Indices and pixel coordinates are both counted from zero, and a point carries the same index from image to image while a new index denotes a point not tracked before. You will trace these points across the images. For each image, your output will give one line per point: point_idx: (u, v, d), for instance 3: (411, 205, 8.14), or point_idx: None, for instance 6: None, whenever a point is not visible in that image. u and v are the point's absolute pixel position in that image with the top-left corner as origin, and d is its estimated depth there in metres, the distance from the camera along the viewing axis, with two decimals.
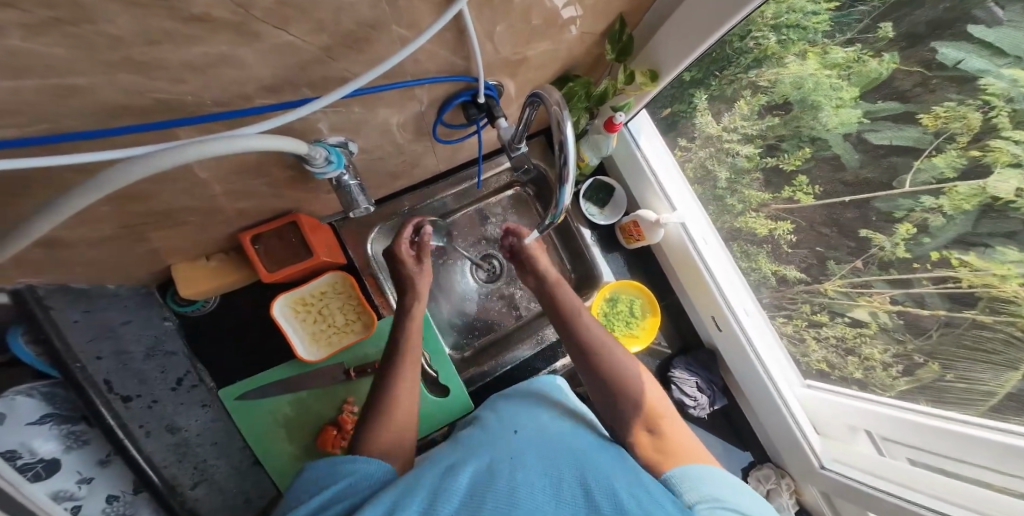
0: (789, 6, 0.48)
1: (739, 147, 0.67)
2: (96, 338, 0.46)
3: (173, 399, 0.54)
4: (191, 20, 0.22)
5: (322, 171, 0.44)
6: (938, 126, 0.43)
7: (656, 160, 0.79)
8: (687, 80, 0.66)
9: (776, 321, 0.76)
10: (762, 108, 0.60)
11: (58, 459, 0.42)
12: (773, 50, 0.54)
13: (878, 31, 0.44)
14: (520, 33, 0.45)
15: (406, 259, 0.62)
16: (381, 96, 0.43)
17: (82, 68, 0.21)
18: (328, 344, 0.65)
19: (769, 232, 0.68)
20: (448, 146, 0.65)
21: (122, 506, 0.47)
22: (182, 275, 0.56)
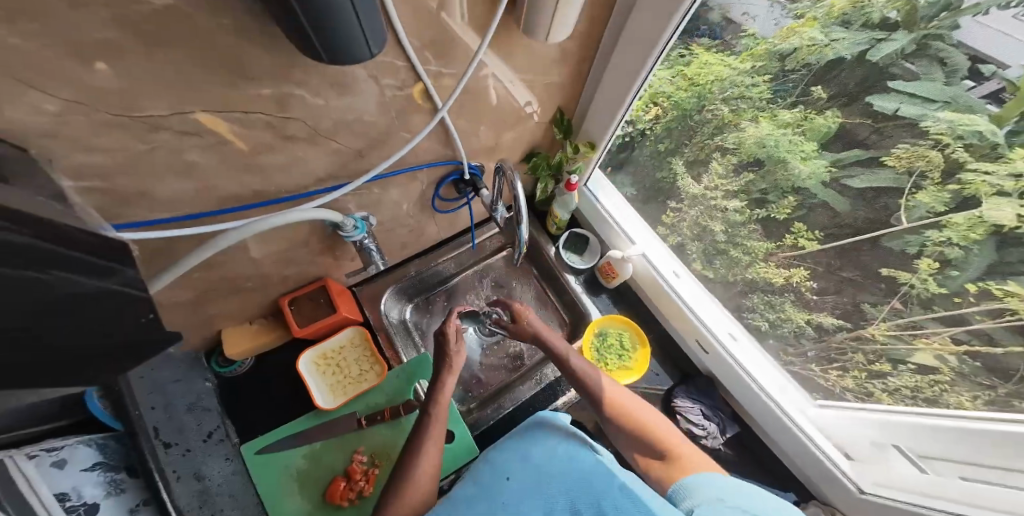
0: (732, 83, 0.62)
1: (726, 202, 0.74)
2: (153, 392, 0.58)
3: (203, 450, 0.60)
4: (275, 135, 0.42)
5: (350, 236, 0.58)
6: (906, 165, 0.48)
7: (616, 210, 0.90)
8: (664, 150, 0.78)
9: (830, 374, 0.73)
10: (735, 167, 0.69)
11: (98, 503, 0.46)
12: (728, 118, 0.66)
13: (813, 93, 0.54)
14: (491, 127, 0.63)
15: (451, 336, 0.66)
16: (391, 180, 0.59)
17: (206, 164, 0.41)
18: (344, 395, 0.70)
19: (788, 282, 0.71)
20: (445, 216, 0.80)
21: None
22: (229, 337, 0.67)
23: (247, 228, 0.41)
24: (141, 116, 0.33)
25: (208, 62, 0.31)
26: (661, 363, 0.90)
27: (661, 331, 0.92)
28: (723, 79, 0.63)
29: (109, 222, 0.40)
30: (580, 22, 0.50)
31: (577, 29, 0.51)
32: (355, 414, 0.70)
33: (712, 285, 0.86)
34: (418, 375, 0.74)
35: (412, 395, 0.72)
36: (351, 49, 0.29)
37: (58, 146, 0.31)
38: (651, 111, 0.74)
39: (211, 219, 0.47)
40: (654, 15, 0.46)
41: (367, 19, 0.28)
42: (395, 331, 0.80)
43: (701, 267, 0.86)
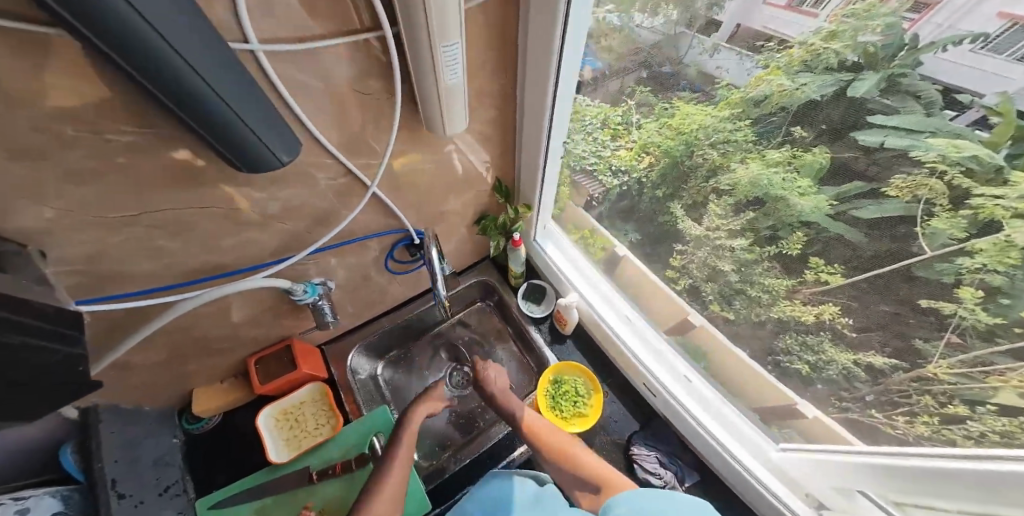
0: (715, 128, 0.54)
1: (731, 241, 0.62)
2: (122, 446, 0.60)
3: (156, 504, 0.61)
4: (231, 223, 0.52)
5: (301, 298, 0.67)
6: (909, 195, 0.39)
7: (565, 261, 0.95)
8: (661, 195, 0.71)
9: (897, 421, 0.56)
10: (733, 208, 0.59)
11: None
12: (720, 161, 0.57)
13: (795, 134, 0.45)
14: (433, 197, 0.73)
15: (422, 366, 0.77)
16: (342, 249, 0.69)
17: (180, 248, 0.51)
18: (299, 448, 0.73)
19: (819, 319, 0.57)
20: (407, 275, 0.87)
21: None
22: (198, 396, 0.73)
23: (196, 298, 0.49)
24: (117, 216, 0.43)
25: (171, 177, 0.42)
26: (620, 410, 0.90)
27: (622, 379, 0.93)
28: (707, 126, 0.55)
29: (72, 298, 0.48)
30: (491, 110, 0.62)
31: (491, 117, 0.63)
32: (307, 467, 0.71)
33: (737, 326, 0.73)
34: (376, 428, 0.76)
35: (367, 448, 0.73)
36: (260, 156, 0.40)
37: (51, 241, 0.41)
38: (644, 159, 0.69)
39: (173, 291, 0.55)
40: (537, 89, 0.56)
41: (264, 133, 0.38)
42: (361, 387, 0.85)
43: (719, 308, 0.74)
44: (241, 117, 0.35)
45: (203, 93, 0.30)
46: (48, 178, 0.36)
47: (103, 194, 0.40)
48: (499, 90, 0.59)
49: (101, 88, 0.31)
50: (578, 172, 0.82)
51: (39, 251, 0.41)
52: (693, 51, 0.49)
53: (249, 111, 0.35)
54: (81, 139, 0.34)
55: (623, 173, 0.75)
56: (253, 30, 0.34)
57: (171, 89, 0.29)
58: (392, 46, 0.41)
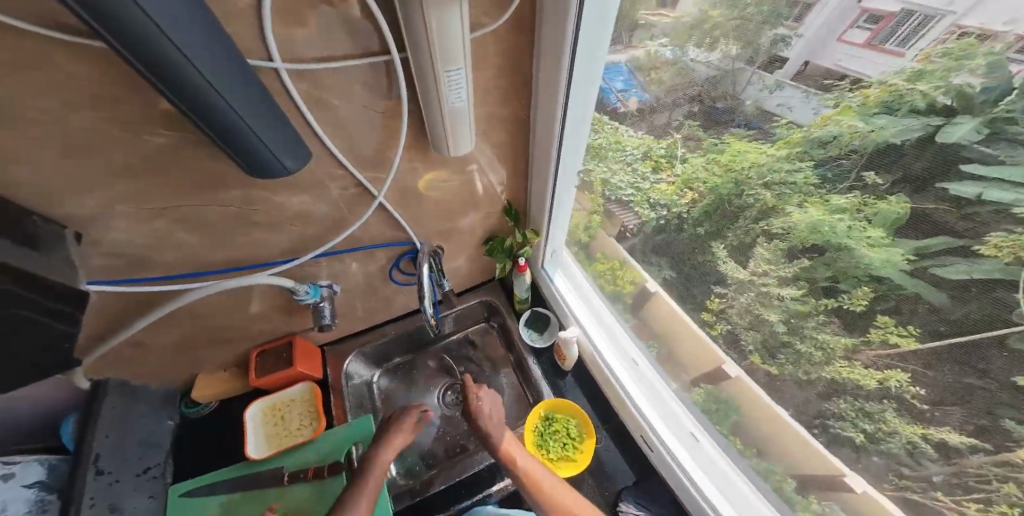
0: (770, 167, 0.43)
1: (779, 289, 0.49)
2: (114, 424, 0.64)
3: (132, 482, 0.64)
4: (241, 225, 0.55)
5: (303, 299, 0.68)
6: (1009, 255, 0.27)
7: (571, 294, 0.92)
8: (704, 232, 0.58)
9: (968, 508, 0.40)
10: (788, 254, 0.46)
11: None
12: (773, 204, 0.45)
13: (867, 180, 0.35)
14: (441, 214, 0.72)
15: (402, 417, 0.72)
16: (348, 256, 0.71)
17: (194, 245, 0.55)
18: (278, 446, 0.74)
19: (881, 385, 0.42)
20: (412, 287, 0.87)
21: None
22: (202, 380, 0.77)
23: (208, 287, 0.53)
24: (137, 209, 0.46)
25: (186, 179, 0.45)
26: (614, 459, 0.82)
27: (621, 425, 0.85)
28: (761, 166, 0.44)
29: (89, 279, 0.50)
30: (502, 134, 0.61)
31: (501, 140, 0.62)
32: (281, 468, 0.72)
33: (781, 384, 0.56)
34: (356, 437, 0.76)
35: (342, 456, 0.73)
36: (262, 159, 0.40)
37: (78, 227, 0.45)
38: (687, 195, 0.58)
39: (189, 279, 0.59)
40: (547, 113, 0.53)
41: (270, 138, 0.39)
42: (353, 391, 0.86)
43: (761, 361, 0.58)
44: (247, 120, 0.35)
45: (211, 98, 0.31)
46: (87, 169, 0.39)
47: (134, 188, 0.44)
48: (512, 115, 0.58)
49: (140, 93, 0.35)
50: (614, 203, 0.75)
51: (79, 234, 0.45)
52: (752, 87, 0.40)
53: (256, 117, 0.35)
54: (107, 138, 0.37)
55: (662, 208, 0.64)
56: (277, 49, 0.36)
57: (181, 93, 0.29)
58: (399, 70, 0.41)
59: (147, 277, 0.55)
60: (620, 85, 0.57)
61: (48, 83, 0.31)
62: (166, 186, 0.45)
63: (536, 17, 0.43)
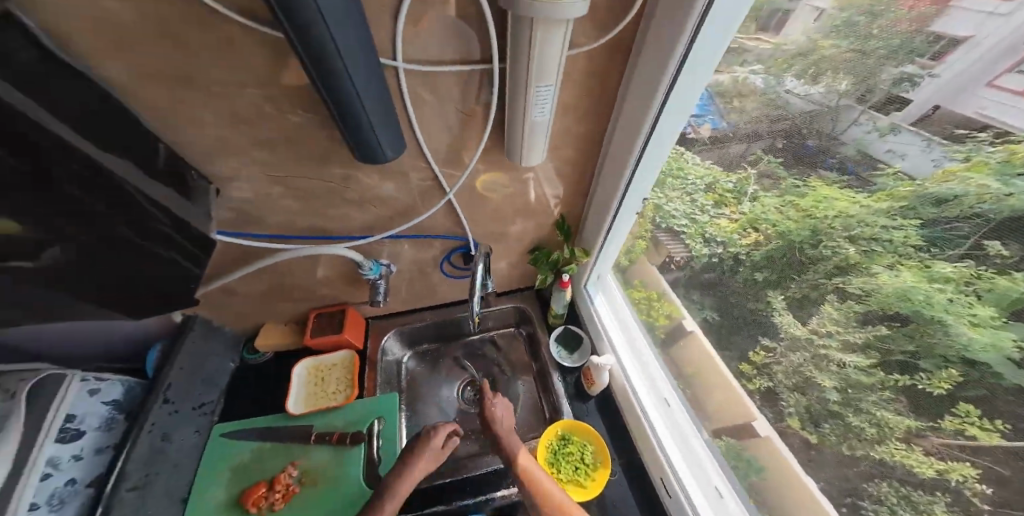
0: (857, 219, 0.41)
1: (841, 354, 0.46)
2: (190, 360, 0.72)
3: (187, 415, 0.71)
4: (320, 201, 0.59)
5: (366, 273, 0.72)
6: None
7: (609, 318, 0.90)
8: (763, 279, 0.56)
9: None
10: (862, 318, 0.43)
11: (83, 432, 0.61)
12: (856, 259, 0.42)
13: (988, 250, 0.31)
14: (497, 217, 0.73)
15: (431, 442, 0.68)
16: (405, 242, 0.74)
17: (277, 213, 0.60)
18: (314, 405, 0.81)
19: (940, 477, 0.39)
20: (455, 281, 0.89)
21: (72, 494, 0.57)
22: (265, 331, 0.85)
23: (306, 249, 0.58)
24: (242, 172, 0.52)
25: (288, 149, 0.50)
26: (627, 497, 0.77)
27: (639, 462, 0.80)
28: (849, 216, 0.42)
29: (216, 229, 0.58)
30: (573, 151, 0.60)
31: (570, 156, 0.61)
32: (310, 427, 0.78)
33: (820, 452, 0.53)
34: (379, 412, 0.81)
35: (365, 428, 0.78)
36: (367, 144, 0.42)
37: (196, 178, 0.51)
38: (750, 236, 0.56)
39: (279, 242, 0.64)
40: (627, 131, 0.51)
41: (381, 124, 0.41)
42: (384, 367, 0.91)
43: (801, 426, 0.55)
44: (367, 104, 0.37)
45: (344, 81, 0.33)
46: (225, 132, 0.46)
47: (254, 158, 0.50)
48: (590, 137, 0.57)
49: (280, 69, 0.40)
50: (662, 230, 0.75)
51: (219, 192, 0.53)
52: (860, 128, 0.38)
53: (374, 104, 0.38)
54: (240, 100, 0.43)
55: (717, 244, 0.63)
56: (402, 50, 0.39)
57: (323, 71, 0.31)
58: (495, 78, 0.42)
59: (252, 234, 0.62)
60: (697, 109, 0.55)
61: (205, 43, 0.36)
62: (273, 153, 0.50)
63: (638, 34, 0.42)
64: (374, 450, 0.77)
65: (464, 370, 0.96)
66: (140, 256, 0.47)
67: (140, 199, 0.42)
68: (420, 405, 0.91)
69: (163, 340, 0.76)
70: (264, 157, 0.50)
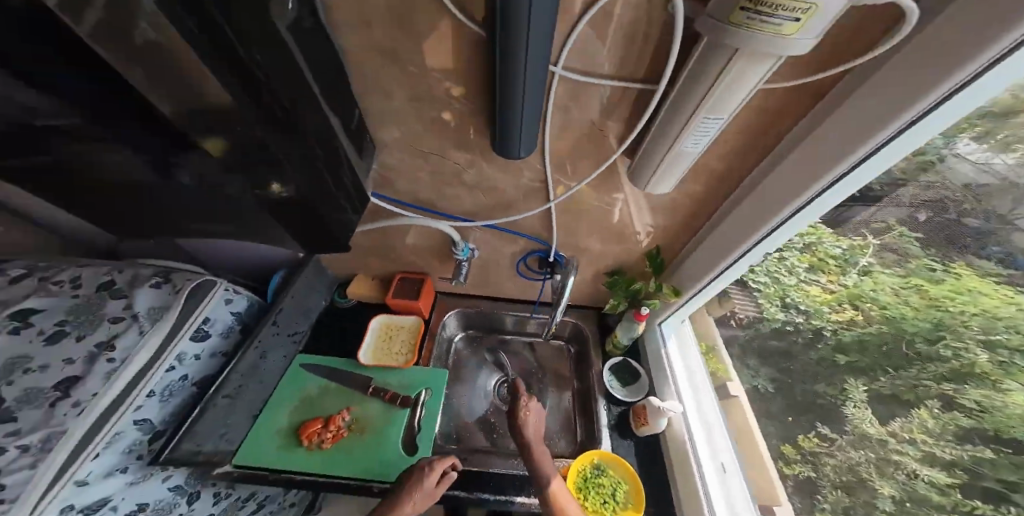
0: (1007, 327, 0.44)
1: (917, 466, 0.52)
2: (299, 295, 0.84)
3: (282, 341, 0.81)
4: (438, 180, 0.65)
5: (456, 252, 0.80)
6: None
7: (678, 364, 0.86)
8: (841, 362, 0.63)
9: None
10: (958, 434, 0.48)
11: (209, 336, 0.70)
12: (983, 371, 0.47)
13: None
14: (585, 232, 0.73)
15: (422, 487, 0.65)
16: (492, 233, 0.77)
17: (396, 180, 0.65)
18: (378, 360, 0.89)
19: None
20: (524, 281, 0.91)
21: (183, 386, 0.66)
22: (358, 280, 0.97)
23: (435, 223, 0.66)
24: (383, 139, 0.58)
25: (432, 127, 0.55)
26: None
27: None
28: (987, 320, 0.46)
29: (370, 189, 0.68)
30: (693, 185, 0.58)
31: (689, 191, 0.59)
32: (370, 380, 0.86)
33: None
34: (429, 384, 0.87)
35: (415, 394, 0.84)
36: (512, 122, 0.44)
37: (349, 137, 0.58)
38: (842, 310, 0.63)
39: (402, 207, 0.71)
40: (784, 184, 0.47)
41: (529, 107, 0.41)
42: (440, 343, 0.97)
43: None
44: (527, 80, 0.37)
45: (518, 53, 0.33)
46: (387, 104, 0.52)
47: (406, 133, 0.56)
48: (726, 175, 0.55)
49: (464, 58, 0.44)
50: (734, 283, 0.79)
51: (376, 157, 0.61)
52: None
53: (534, 84, 0.37)
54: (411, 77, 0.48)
55: (798, 311, 0.69)
56: (567, 55, 0.40)
57: (505, 32, 0.31)
58: (655, 100, 0.39)
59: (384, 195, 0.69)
60: None
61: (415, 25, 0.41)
62: (415, 128, 0.55)
63: (844, 80, 0.39)
64: (417, 417, 0.82)
65: (507, 367, 1.00)
66: (329, 201, 0.52)
67: (342, 151, 0.48)
68: (462, 389, 0.96)
69: (285, 269, 0.89)
70: (408, 130, 0.56)
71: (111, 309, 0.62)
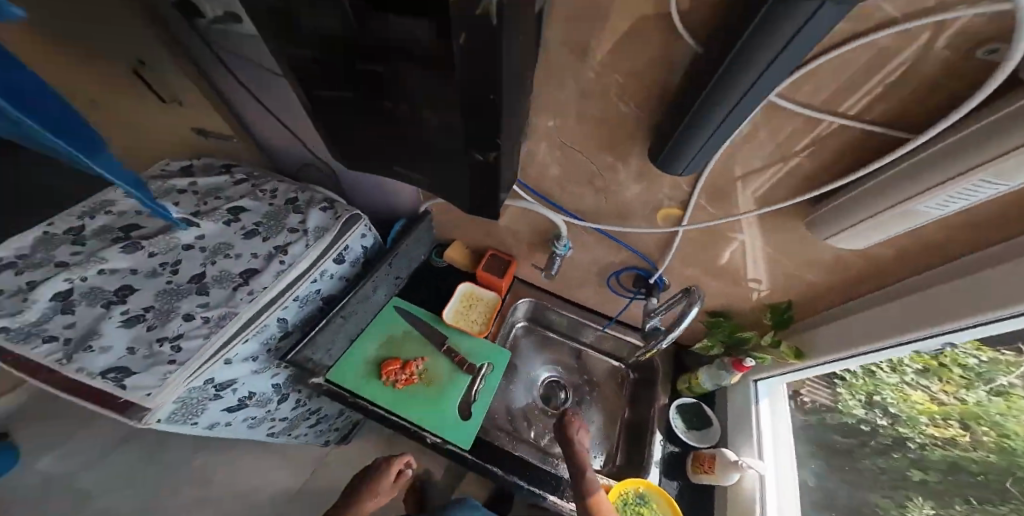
0: None
1: None
2: (412, 246, 0.94)
3: (388, 280, 0.92)
4: (571, 176, 0.65)
5: (558, 247, 0.80)
6: None
7: (767, 425, 0.80)
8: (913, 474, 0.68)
9: None
10: None
11: (346, 261, 0.80)
12: None
13: None
14: (698, 262, 0.70)
15: (380, 482, 0.89)
16: (598, 239, 0.77)
17: (530, 165, 0.67)
18: (457, 322, 0.96)
19: None
20: (610, 292, 0.90)
21: (316, 297, 0.78)
22: (456, 246, 1.02)
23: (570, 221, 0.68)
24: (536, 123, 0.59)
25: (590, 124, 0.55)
26: None
27: None
28: None
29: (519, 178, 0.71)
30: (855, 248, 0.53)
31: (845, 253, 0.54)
32: (444, 339, 0.94)
33: None
34: (492, 360, 0.94)
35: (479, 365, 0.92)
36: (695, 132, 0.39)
37: None
38: (937, 425, 0.65)
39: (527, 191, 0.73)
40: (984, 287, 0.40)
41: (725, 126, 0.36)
42: (507, 327, 1.03)
43: None
44: (739, 100, 0.31)
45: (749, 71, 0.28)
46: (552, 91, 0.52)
47: (562, 124, 0.57)
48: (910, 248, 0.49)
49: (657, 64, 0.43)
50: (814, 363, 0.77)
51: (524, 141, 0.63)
52: None
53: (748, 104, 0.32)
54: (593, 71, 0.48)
55: (881, 411, 0.71)
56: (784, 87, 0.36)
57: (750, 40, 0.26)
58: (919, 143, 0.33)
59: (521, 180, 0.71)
60: None
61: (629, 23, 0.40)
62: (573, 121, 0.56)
63: None
64: (477, 386, 0.89)
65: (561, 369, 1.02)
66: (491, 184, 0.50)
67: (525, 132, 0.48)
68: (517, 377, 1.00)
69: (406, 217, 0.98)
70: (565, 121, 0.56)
71: (291, 222, 0.76)
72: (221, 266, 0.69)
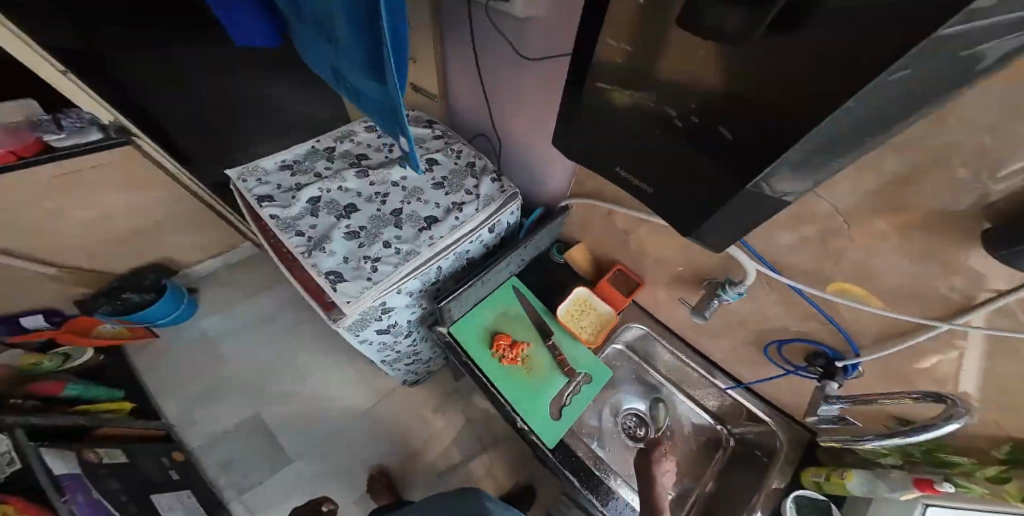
0: None
1: None
2: (547, 234, 0.95)
3: (518, 260, 0.94)
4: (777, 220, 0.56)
5: (727, 292, 0.69)
6: None
7: None
8: None
9: None
10: None
11: (496, 232, 0.84)
12: None
13: None
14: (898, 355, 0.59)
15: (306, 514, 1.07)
16: (768, 291, 0.68)
17: None
18: (567, 321, 0.92)
19: None
20: (748, 350, 0.81)
21: (465, 257, 0.83)
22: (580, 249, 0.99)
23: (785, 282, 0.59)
24: None
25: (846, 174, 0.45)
26: None
27: None
28: None
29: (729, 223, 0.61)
30: None
31: None
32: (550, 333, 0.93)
33: None
34: (590, 370, 0.92)
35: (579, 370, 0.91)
36: None
37: None
38: None
39: None
40: None
41: None
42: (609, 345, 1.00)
43: None
44: None
45: None
46: None
47: None
48: None
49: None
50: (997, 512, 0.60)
51: None
52: None
53: None
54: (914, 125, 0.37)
55: None
56: None
57: None
58: None
59: None
60: None
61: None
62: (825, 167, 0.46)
63: None
64: (572, 390, 0.89)
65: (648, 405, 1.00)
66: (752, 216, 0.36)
67: None
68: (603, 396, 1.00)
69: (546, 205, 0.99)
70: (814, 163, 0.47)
71: (468, 184, 0.81)
72: (414, 207, 0.76)
